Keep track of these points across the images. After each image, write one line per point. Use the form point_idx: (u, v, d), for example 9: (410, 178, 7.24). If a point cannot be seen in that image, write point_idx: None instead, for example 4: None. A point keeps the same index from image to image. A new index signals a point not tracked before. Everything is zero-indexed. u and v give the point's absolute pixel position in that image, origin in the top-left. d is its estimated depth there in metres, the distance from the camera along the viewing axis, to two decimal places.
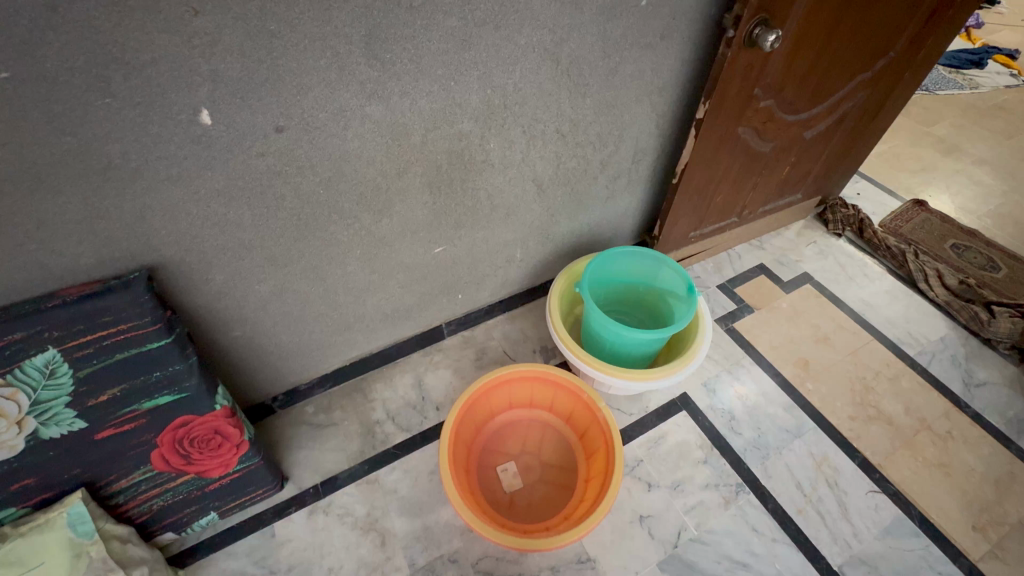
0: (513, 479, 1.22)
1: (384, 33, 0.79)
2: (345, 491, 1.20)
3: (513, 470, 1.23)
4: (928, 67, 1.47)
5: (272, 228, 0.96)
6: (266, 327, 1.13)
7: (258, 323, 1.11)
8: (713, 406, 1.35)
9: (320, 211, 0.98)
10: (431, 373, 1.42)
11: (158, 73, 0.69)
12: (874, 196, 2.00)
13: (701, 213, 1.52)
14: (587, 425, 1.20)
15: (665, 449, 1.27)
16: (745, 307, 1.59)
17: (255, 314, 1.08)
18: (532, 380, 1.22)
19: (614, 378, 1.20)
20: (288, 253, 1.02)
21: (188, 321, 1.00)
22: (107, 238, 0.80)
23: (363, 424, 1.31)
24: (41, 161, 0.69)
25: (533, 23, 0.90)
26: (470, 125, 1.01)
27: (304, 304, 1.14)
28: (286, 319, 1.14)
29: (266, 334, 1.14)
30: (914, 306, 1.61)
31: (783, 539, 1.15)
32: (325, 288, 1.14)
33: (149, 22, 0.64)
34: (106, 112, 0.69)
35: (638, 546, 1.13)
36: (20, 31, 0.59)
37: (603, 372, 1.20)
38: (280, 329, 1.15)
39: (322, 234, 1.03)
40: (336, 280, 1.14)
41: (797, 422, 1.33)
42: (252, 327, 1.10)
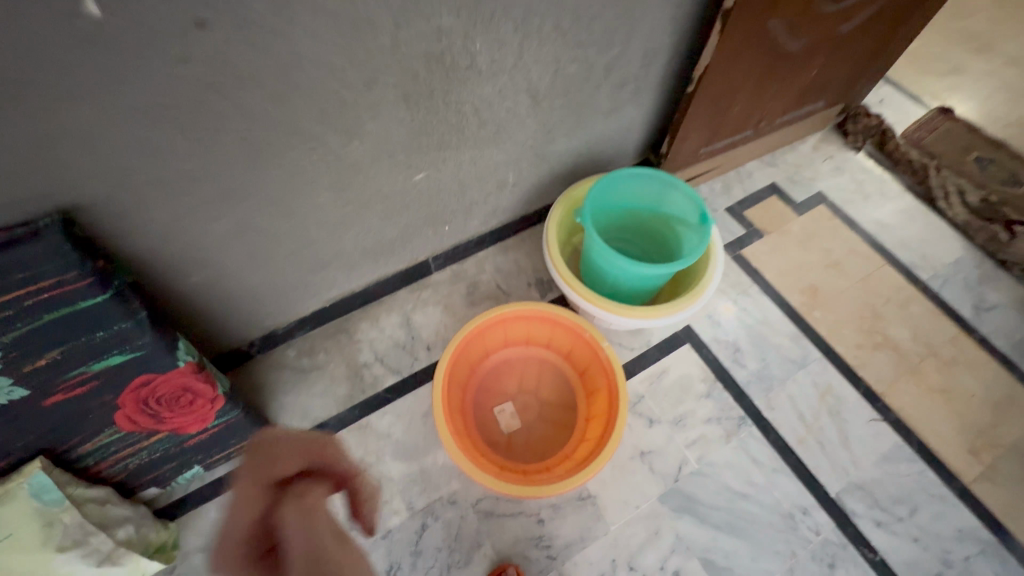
0: (511, 419, 1.17)
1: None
2: (336, 436, 1.15)
3: (510, 409, 1.18)
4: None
5: (216, 155, 0.79)
6: (229, 271, 1.00)
7: (218, 267, 0.97)
8: (717, 338, 1.29)
9: (273, 133, 0.81)
10: (420, 311, 1.32)
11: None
12: (898, 103, 1.82)
13: (716, 126, 1.35)
14: (588, 363, 1.13)
15: (667, 384, 1.23)
16: (754, 231, 1.48)
17: (213, 257, 0.95)
18: (530, 318, 1.13)
19: (618, 317, 1.11)
20: (240, 185, 0.86)
21: (133, 269, 0.87)
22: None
23: (350, 368, 1.23)
24: None
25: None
26: (451, 19, 0.81)
27: (268, 243, 1.00)
28: (251, 261, 1.01)
29: (230, 279, 1.01)
30: (931, 226, 1.52)
31: (782, 469, 1.14)
32: (291, 224, 0.99)
33: None
34: None
35: (639, 481, 1.12)
36: None
37: (606, 309, 1.10)
38: (246, 273, 1.03)
39: (279, 161, 0.86)
40: (304, 215, 0.99)
41: (802, 352, 1.29)
42: (212, 271, 0.97)
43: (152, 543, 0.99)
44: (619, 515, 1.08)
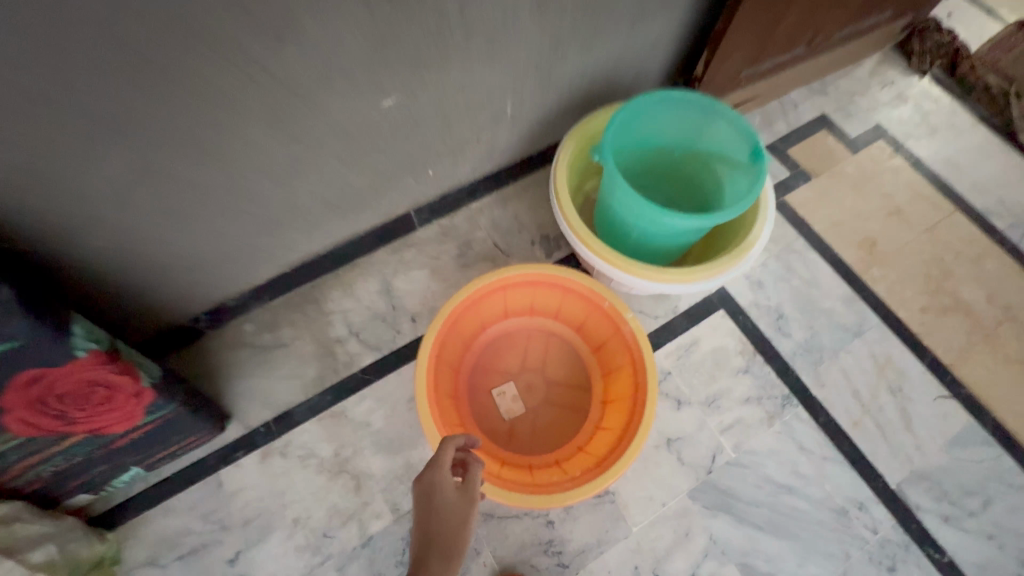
0: (515, 400, 0.98)
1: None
2: (305, 427, 0.96)
3: (512, 390, 0.99)
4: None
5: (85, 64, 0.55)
6: (142, 231, 0.77)
7: (129, 225, 0.75)
8: (757, 303, 1.09)
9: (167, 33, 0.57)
10: (402, 275, 1.10)
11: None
12: (969, 16, 1.52)
13: (765, 40, 1.07)
14: (606, 337, 0.92)
15: (698, 358, 1.03)
16: (801, 174, 1.23)
17: (117, 211, 0.72)
18: (533, 284, 0.91)
19: (650, 283, 0.89)
20: (133, 112, 0.62)
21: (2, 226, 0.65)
22: None
23: (320, 345, 1.03)
24: None
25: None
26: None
27: (193, 194, 0.77)
28: (173, 219, 0.79)
29: (151, 244, 0.80)
30: (1010, 165, 1.27)
31: (834, 457, 0.97)
32: (227, 174, 0.78)
33: None
34: None
35: (665, 474, 0.94)
36: None
37: (635, 273, 0.87)
38: (169, 235, 0.81)
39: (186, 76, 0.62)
40: (241, 160, 0.77)
41: (858, 318, 1.09)
42: (120, 231, 0.75)
43: (84, 560, 0.82)
44: (643, 514, 0.92)
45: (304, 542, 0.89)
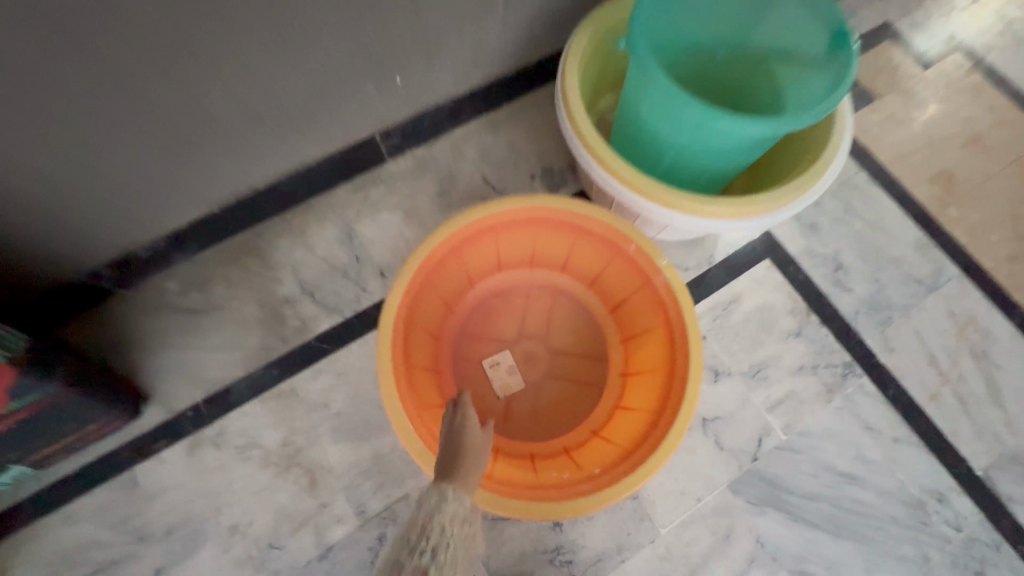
0: (514, 368, 0.78)
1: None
2: (244, 410, 0.76)
3: (509, 359, 0.78)
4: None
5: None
6: None
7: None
8: (810, 251, 0.88)
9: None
10: (368, 219, 0.87)
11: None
12: None
13: None
14: (629, 292, 0.71)
15: (738, 319, 0.83)
16: (862, 94, 1.00)
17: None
18: (535, 223, 0.69)
19: (692, 218, 0.66)
20: None
21: None
22: None
23: (263, 307, 0.81)
24: None
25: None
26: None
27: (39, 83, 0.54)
28: (20, 124, 0.57)
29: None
30: None
31: (908, 439, 0.78)
32: (101, 71, 0.56)
33: None
34: None
35: (700, 462, 0.75)
36: None
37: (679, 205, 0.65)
38: (20, 150, 0.59)
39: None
40: (105, 41, 0.54)
41: (933, 269, 0.88)
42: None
43: None
44: (673, 512, 0.73)
45: (245, 554, 0.70)
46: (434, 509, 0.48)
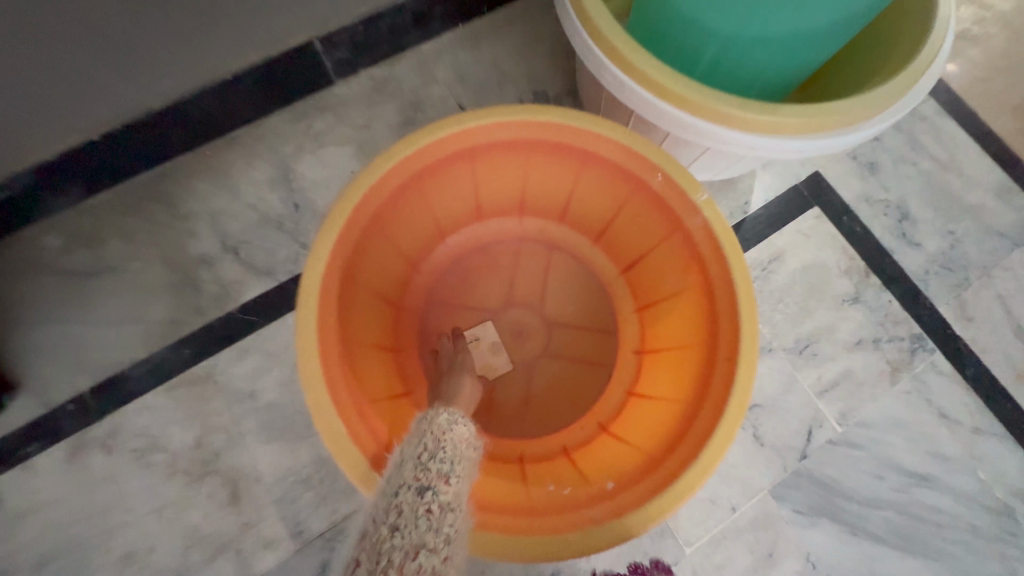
0: (500, 343, 0.61)
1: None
2: (145, 403, 0.58)
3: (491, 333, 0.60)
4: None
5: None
6: None
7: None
8: (868, 197, 0.70)
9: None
10: (309, 156, 0.67)
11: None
12: None
13: None
14: (651, 243, 0.53)
15: (781, 282, 0.66)
16: None
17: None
18: (525, 149, 0.51)
19: (746, 136, 0.46)
20: None
21: None
22: None
23: (172, 270, 0.63)
24: None
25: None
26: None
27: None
28: None
29: None
30: None
31: (991, 430, 0.63)
32: None
33: None
34: None
35: (736, 463, 0.59)
36: None
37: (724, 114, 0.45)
38: None
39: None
40: None
41: (1018, 219, 0.71)
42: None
43: None
44: (701, 525, 0.57)
45: None
46: (441, 424, 0.42)
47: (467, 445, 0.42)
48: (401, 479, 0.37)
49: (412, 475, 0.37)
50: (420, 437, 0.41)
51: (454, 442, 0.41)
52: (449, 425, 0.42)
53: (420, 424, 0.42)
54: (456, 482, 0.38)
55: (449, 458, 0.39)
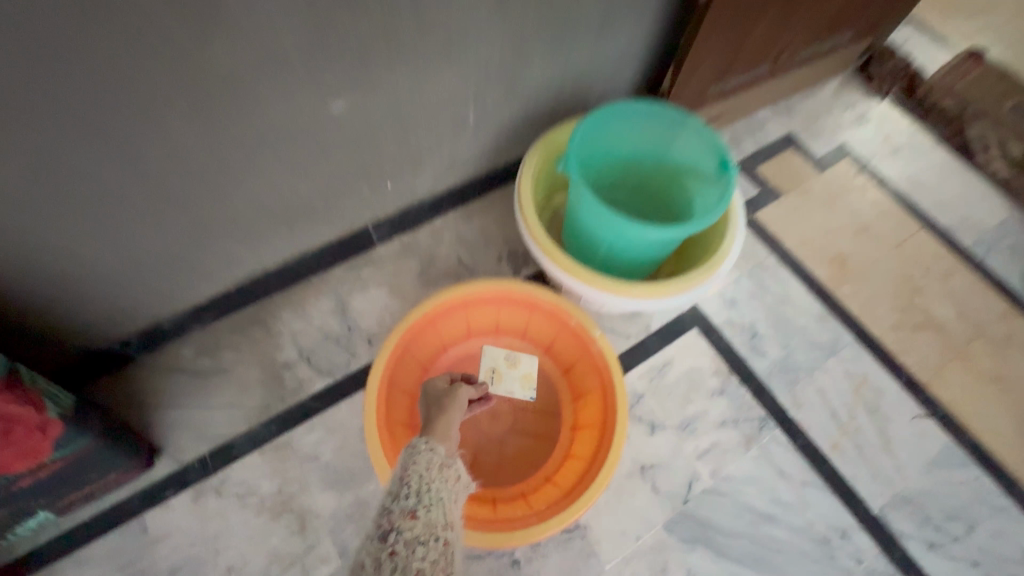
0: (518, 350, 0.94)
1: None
2: (245, 462, 0.87)
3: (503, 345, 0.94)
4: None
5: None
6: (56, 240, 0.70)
7: (31, 224, 0.67)
8: (730, 321, 1.05)
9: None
10: (359, 294, 1.02)
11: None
12: (924, 46, 1.58)
13: (730, 54, 1.05)
14: (575, 357, 0.88)
15: (671, 379, 0.99)
16: (769, 192, 1.23)
17: (10, 207, 0.64)
18: (500, 301, 0.86)
19: (615, 297, 0.84)
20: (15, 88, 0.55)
21: None
22: None
23: (266, 371, 0.94)
24: None
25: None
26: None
27: (107, 195, 0.70)
28: (92, 225, 0.72)
29: (66, 257, 0.73)
30: (971, 183, 1.29)
31: (816, 483, 0.92)
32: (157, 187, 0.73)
33: None
34: None
35: (641, 504, 0.88)
36: None
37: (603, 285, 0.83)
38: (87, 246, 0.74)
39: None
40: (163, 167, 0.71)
41: (831, 336, 1.06)
42: (15, 234, 0.67)
43: None
44: (616, 549, 0.85)
45: None
46: (412, 469, 0.53)
47: (441, 471, 0.54)
48: (379, 519, 0.48)
49: (386, 515, 0.48)
50: (397, 486, 0.51)
51: (426, 473, 0.52)
52: (425, 450, 0.56)
53: (400, 470, 0.54)
54: (426, 511, 0.48)
55: (418, 490, 0.50)
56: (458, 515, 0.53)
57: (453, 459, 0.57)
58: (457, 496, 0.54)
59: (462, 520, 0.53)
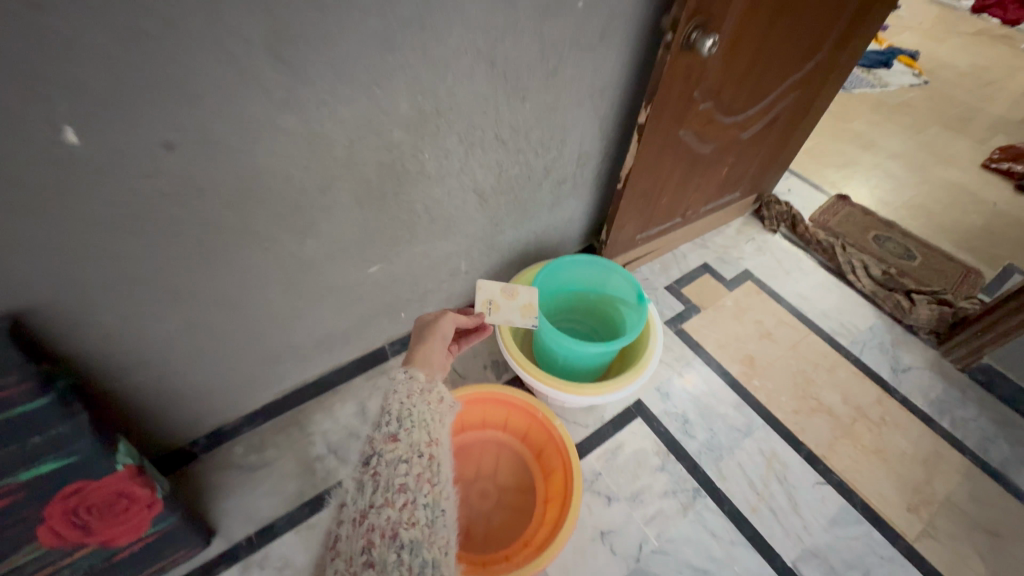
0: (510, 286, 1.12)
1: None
2: (283, 539, 1.09)
3: (497, 283, 1.11)
4: (858, 60, 1.43)
5: (178, 248, 0.78)
6: (183, 378, 0.97)
7: (172, 373, 0.94)
8: (666, 411, 1.35)
9: (228, 224, 0.80)
10: (376, 398, 1.31)
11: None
12: (804, 192, 2.09)
13: (647, 216, 1.44)
14: (543, 443, 1.15)
15: (622, 459, 1.26)
16: (692, 307, 1.60)
17: (165, 363, 0.91)
18: (486, 400, 1.16)
19: (568, 395, 1.14)
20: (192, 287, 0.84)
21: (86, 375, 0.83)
22: None
23: (301, 463, 1.19)
24: None
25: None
26: (394, 108, 0.81)
27: (223, 346, 0.98)
28: (206, 365, 0.98)
29: (184, 389, 0.99)
30: (845, 296, 1.69)
31: (740, 540, 1.16)
32: (254, 335, 1.01)
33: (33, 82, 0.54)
34: None
35: (602, 563, 1.10)
36: None
37: (547, 385, 1.13)
38: (199, 379, 1.00)
39: (242, 221, 0.81)
40: (264, 320, 1.00)
41: (746, 420, 1.35)
42: (162, 377, 0.93)
43: None
44: None
45: None
46: (397, 401, 0.62)
47: (421, 397, 0.64)
48: (367, 446, 0.58)
49: (372, 442, 0.58)
50: (383, 415, 0.61)
51: (407, 402, 0.62)
52: (404, 382, 0.65)
53: (388, 399, 0.63)
54: (406, 433, 0.58)
55: (399, 417, 0.60)
56: (441, 432, 0.63)
57: (431, 386, 0.67)
58: (439, 416, 0.64)
59: (447, 434, 0.63)
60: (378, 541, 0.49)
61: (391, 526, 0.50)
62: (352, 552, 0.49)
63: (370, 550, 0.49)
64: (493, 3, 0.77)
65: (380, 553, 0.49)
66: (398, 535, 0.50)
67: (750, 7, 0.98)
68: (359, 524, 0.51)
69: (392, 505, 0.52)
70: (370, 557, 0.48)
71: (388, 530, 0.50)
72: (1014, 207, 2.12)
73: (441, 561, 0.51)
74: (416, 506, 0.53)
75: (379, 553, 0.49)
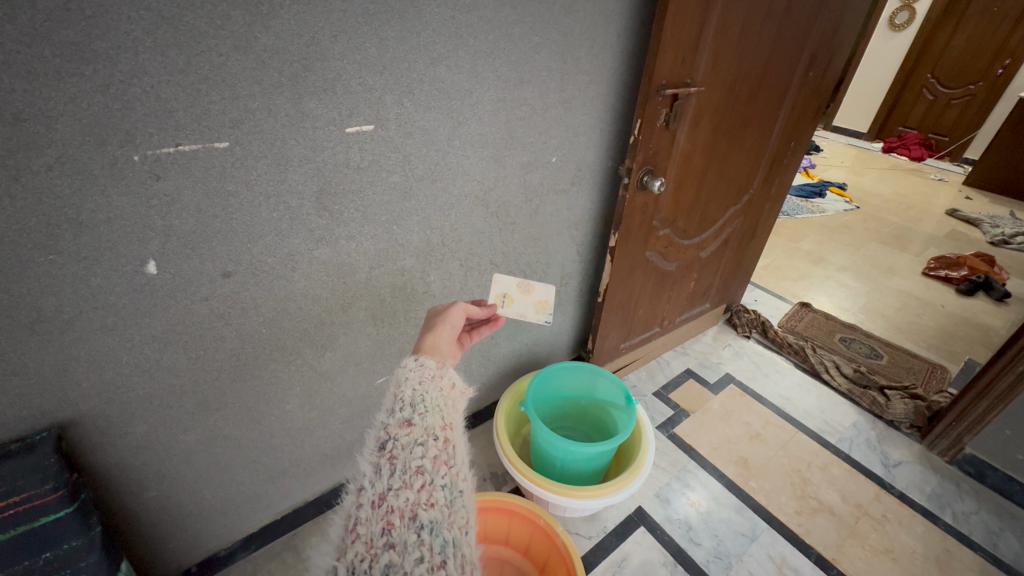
0: (527, 284, 1.17)
1: (326, 136, 0.78)
2: None
3: (514, 278, 1.16)
4: (786, 193, 1.74)
5: (213, 360, 0.88)
6: (193, 492, 1.00)
7: (183, 488, 0.98)
8: (669, 518, 1.34)
9: (260, 340, 0.91)
10: None
11: (65, 182, 0.62)
12: (769, 302, 2.31)
13: (628, 326, 1.60)
14: (547, 553, 1.12)
15: (630, 572, 1.22)
16: (681, 412, 1.67)
17: (182, 477, 0.96)
18: (488, 509, 1.16)
19: (567, 498, 1.15)
20: (218, 398, 0.92)
21: (107, 490, 0.87)
22: (35, 394, 0.72)
23: None
24: (4, 336, 0.67)
25: (474, 151, 0.97)
26: (408, 241, 1.00)
27: (237, 460, 1.03)
28: (217, 479, 1.02)
29: (190, 506, 1.01)
30: (824, 395, 1.78)
31: None
32: (267, 450, 1.07)
33: (136, 229, 0.70)
34: (75, 283, 0.69)
35: None
36: (18, 234, 0.62)
37: (554, 492, 1.15)
38: (208, 495, 1.03)
39: (272, 338, 0.93)
40: (278, 433, 1.06)
41: (750, 524, 1.34)
42: (175, 492, 0.97)
43: None
44: None
45: None
46: (406, 391, 0.62)
47: (432, 384, 0.65)
48: (380, 431, 0.57)
49: (386, 426, 0.57)
50: (393, 403, 0.61)
51: (419, 388, 0.63)
52: (415, 370, 0.66)
53: (395, 390, 0.63)
54: (420, 417, 0.58)
55: (412, 402, 0.60)
56: (454, 418, 0.63)
57: (442, 373, 0.68)
58: (450, 402, 0.64)
59: (459, 420, 0.63)
60: (397, 522, 0.48)
61: (411, 508, 0.49)
62: (369, 536, 0.47)
63: (389, 532, 0.47)
64: (487, 161, 1.00)
65: (401, 535, 0.47)
66: (418, 516, 0.49)
67: (685, 157, 1.25)
68: (376, 507, 0.49)
69: (410, 487, 0.51)
70: (390, 539, 0.47)
71: (407, 512, 0.49)
72: (960, 308, 2.33)
73: (461, 544, 0.50)
74: (434, 487, 0.52)
75: (399, 533, 0.47)
